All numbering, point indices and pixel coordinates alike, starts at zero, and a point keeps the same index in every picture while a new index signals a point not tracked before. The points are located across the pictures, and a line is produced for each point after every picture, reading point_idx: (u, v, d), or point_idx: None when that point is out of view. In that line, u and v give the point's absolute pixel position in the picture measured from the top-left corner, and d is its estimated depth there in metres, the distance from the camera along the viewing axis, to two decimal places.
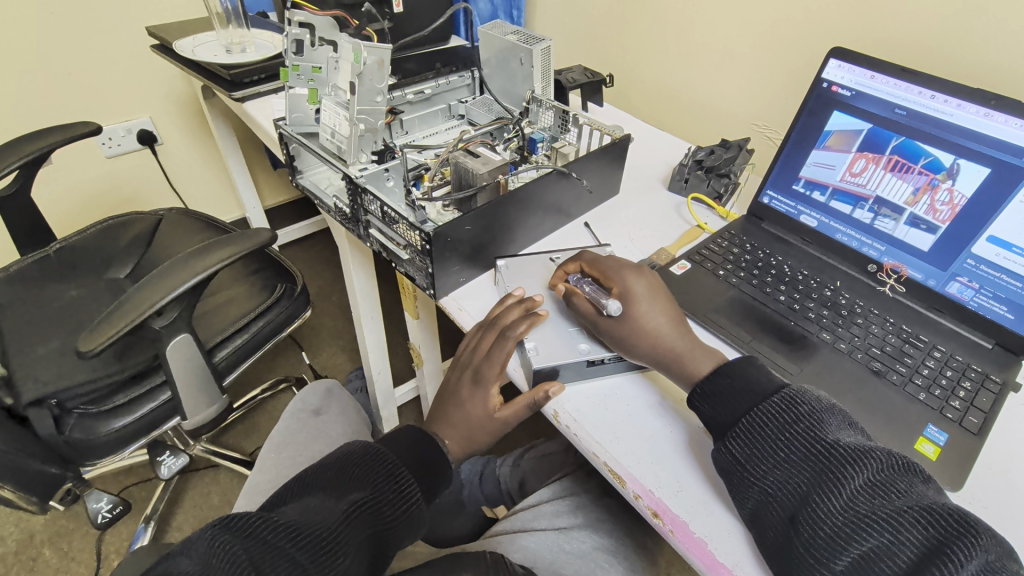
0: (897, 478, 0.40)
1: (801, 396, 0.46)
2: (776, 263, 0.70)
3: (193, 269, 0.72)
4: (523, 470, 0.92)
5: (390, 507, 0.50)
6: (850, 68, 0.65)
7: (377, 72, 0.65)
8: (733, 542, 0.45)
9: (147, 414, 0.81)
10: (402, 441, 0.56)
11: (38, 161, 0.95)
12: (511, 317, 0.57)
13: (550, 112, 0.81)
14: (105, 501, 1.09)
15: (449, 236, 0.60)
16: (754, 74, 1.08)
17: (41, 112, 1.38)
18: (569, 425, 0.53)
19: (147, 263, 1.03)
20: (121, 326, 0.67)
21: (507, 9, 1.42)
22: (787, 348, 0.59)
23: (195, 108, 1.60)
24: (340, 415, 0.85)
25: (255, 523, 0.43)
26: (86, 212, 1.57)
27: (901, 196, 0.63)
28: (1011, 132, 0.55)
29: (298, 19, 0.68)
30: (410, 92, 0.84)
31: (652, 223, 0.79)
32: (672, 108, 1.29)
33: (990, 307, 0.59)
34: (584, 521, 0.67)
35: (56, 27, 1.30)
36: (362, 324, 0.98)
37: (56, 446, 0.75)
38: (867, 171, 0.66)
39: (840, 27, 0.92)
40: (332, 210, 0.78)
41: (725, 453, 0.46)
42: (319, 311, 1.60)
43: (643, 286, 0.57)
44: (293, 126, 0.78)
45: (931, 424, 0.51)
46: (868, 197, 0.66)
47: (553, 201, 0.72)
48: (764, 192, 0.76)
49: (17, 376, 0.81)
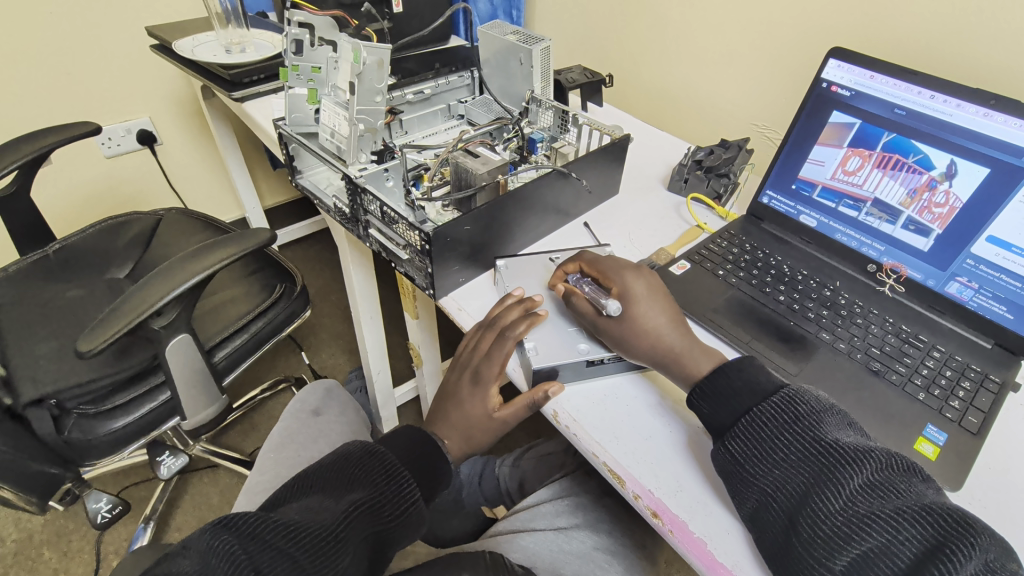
0: (896, 478, 0.40)
1: (800, 396, 0.46)
2: (775, 262, 0.70)
3: (193, 269, 0.72)
4: (523, 470, 0.92)
5: (390, 507, 0.50)
6: (850, 68, 0.65)
7: (377, 72, 0.65)
8: (733, 542, 0.45)
9: (146, 414, 0.81)
10: (402, 440, 0.55)
11: (38, 161, 0.95)
12: (511, 317, 0.57)
13: (550, 111, 0.82)
14: (104, 501, 1.08)
15: (449, 236, 0.60)
16: (754, 75, 1.08)
17: (41, 112, 1.38)
18: (568, 425, 0.53)
19: (147, 263, 1.03)
20: (121, 326, 0.67)
21: (507, 9, 1.43)
22: (787, 348, 0.59)
23: (195, 108, 1.60)
24: (339, 415, 0.85)
25: (254, 523, 0.43)
26: (86, 212, 1.57)
27: (894, 196, 0.64)
28: (1010, 132, 0.55)
29: (298, 19, 0.68)
30: (410, 92, 0.85)
31: (651, 223, 0.79)
32: (671, 108, 1.29)
33: (989, 307, 0.59)
34: (584, 521, 0.67)
35: (55, 26, 1.30)
36: (361, 324, 0.98)
37: (56, 446, 0.76)
38: (863, 170, 0.66)
39: (840, 27, 0.92)
40: (332, 210, 0.78)
41: (724, 453, 0.46)
42: (318, 311, 1.60)
43: (642, 286, 0.57)
44: (293, 126, 0.78)
45: (931, 424, 0.51)
46: (864, 196, 0.66)
47: (552, 202, 0.72)
48: (764, 193, 0.76)
49: (17, 376, 0.81)
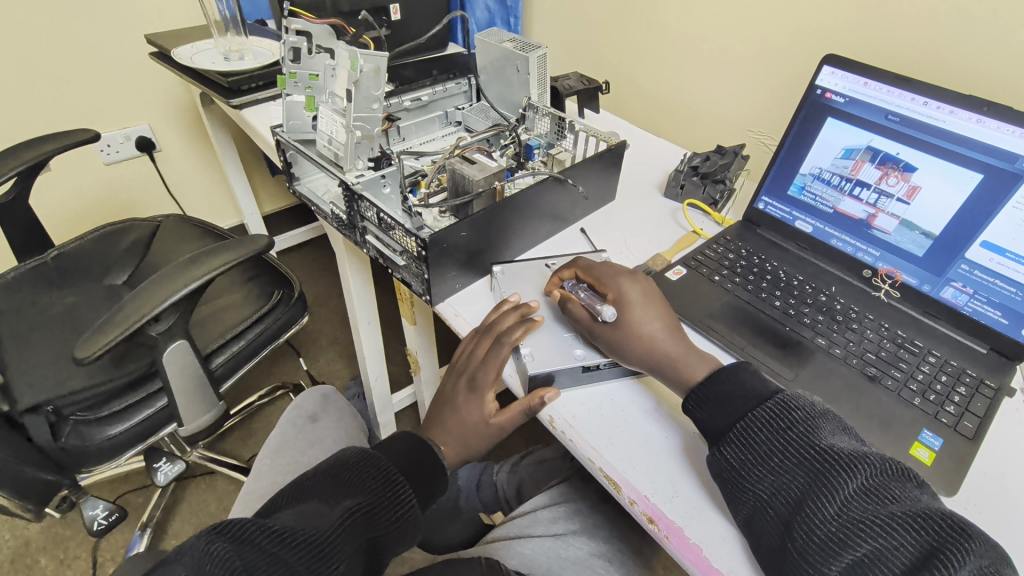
0: (890, 483, 0.40)
1: (795, 401, 0.46)
2: (770, 267, 0.71)
3: (190, 276, 0.72)
4: (521, 476, 0.92)
5: (386, 513, 0.50)
6: (843, 75, 0.65)
7: (373, 79, 0.65)
8: (728, 548, 0.45)
9: (142, 421, 0.80)
10: (397, 446, 0.56)
11: (36, 169, 0.95)
12: (506, 323, 0.58)
13: (546, 118, 0.83)
14: (101, 507, 1.07)
15: (444, 242, 0.61)
16: (748, 81, 1.09)
17: (40, 118, 1.38)
18: (564, 431, 0.53)
19: (145, 267, 1.03)
20: (119, 332, 0.67)
21: (504, 16, 1.44)
22: (781, 352, 0.60)
23: (194, 114, 1.61)
24: (336, 421, 0.85)
25: (250, 529, 0.42)
26: (83, 218, 1.57)
27: (909, 212, 0.63)
28: (1002, 138, 0.56)
29: (295, 27, 0.69)
30: (407, 99, 0.84)
31: (648, 229, 0.80)
32: (668, 114, 1.29)
33: (984, 312, 0.59)
34: (581, 527, 0.66)
35: (57, 33, 1.31)
36: (360, 330, 0.98)
37: (52, 452, 0.76)
38: (878, 182, 0.65)
39: (834, 32, 0.93)
40: (329, 217, 0.78)
41: (720, 458, 0.46)
42: (317, 317, 1.61)
43: (637, 292, 0.58)
44: (290, 133, 0.78)
45: (926, 429, 0.51)
46: (878, 214, 0.65)
47: (549, 208, 0.73)
48: (760, 199, 0.76)
49: (15, 382, 0.81)
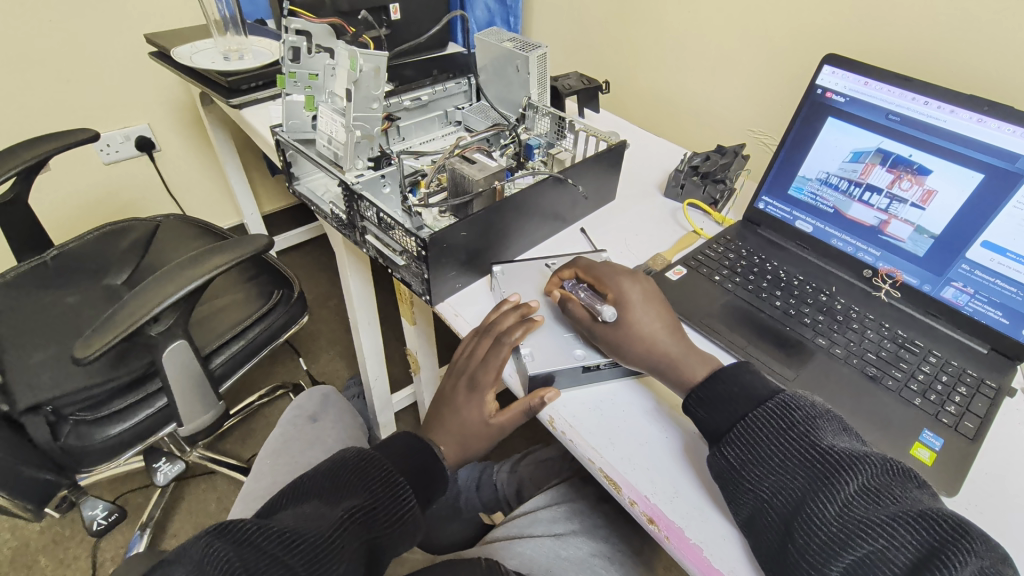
0: (891, 484, 0.40)
1: (796, 402, 0.46)
2: (770, 267, 0.70)
3: (189, 276, 0.72)
4: (521, 476, 0.92)
5: (386, 514, 0.50)
6: (844, 75, 0.65)
7: (373, 79, 0.65)
8: (728, 548, 0.45)
9: (142, 421, 0.80)
10: (397, 446, 0.56)
11: (36, 168, 0.95)
12: (506, 323, 0.58)
13: (546, 118, 0.82)
14: (100, 508, 1.06)
15: (444, 242, 0.61)
16: (748, 80, 1.09)
17: (40, 117, 1.38)
18: (564, 431, 0.53)
19: (145, 267, 1.03)
20: (118, 332, 0.67)
21: (504, 15, 1.44)
22: (782, 353, 0.59)
23: (194, 114, 1.60)
24: (336, 421, 0.84)
25: (250, 531, 0.42)
26: (83, 218, 1.57)
27: (920, 216, 0.62)
28: (1005, 137, 0.55)
29: (295, 26, 0.68)
30: (407, 99, 0.84)
31: (648, 229, 0.80)
32: (668, 113, 1.29)
33: (984, 312, 0.59)
34: (581, 527, 0.66)
35: (56, 32, 1.31)
36: (359, 330, 0.98)
37: (51, 452, 0.76)
38: (889, 186, 0.64)
39: (833, 32, 0.93)
40: (329, 217, 0.78)
41: (721, 458, 0.46)
42: (316, 316, 1.60)
43: (637, 292, 0.57)
44: (290, 132, 0.78)
45: (926, 429, 0.51)
46: (890, 220, 0.65)
47: (549, 208, 0.73)
48: (760, 199, 0.76)
49: (14, 382, 0.81)
